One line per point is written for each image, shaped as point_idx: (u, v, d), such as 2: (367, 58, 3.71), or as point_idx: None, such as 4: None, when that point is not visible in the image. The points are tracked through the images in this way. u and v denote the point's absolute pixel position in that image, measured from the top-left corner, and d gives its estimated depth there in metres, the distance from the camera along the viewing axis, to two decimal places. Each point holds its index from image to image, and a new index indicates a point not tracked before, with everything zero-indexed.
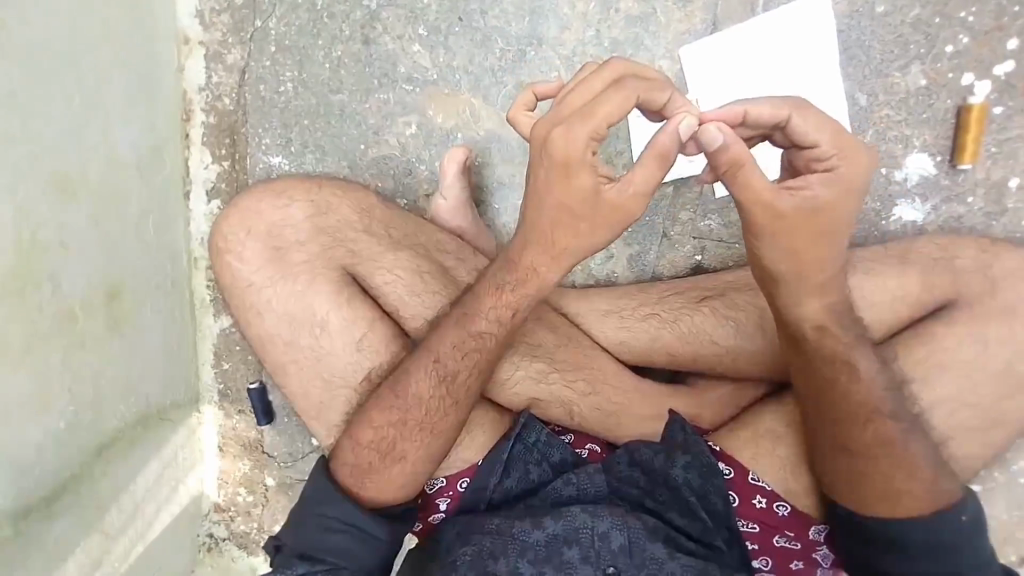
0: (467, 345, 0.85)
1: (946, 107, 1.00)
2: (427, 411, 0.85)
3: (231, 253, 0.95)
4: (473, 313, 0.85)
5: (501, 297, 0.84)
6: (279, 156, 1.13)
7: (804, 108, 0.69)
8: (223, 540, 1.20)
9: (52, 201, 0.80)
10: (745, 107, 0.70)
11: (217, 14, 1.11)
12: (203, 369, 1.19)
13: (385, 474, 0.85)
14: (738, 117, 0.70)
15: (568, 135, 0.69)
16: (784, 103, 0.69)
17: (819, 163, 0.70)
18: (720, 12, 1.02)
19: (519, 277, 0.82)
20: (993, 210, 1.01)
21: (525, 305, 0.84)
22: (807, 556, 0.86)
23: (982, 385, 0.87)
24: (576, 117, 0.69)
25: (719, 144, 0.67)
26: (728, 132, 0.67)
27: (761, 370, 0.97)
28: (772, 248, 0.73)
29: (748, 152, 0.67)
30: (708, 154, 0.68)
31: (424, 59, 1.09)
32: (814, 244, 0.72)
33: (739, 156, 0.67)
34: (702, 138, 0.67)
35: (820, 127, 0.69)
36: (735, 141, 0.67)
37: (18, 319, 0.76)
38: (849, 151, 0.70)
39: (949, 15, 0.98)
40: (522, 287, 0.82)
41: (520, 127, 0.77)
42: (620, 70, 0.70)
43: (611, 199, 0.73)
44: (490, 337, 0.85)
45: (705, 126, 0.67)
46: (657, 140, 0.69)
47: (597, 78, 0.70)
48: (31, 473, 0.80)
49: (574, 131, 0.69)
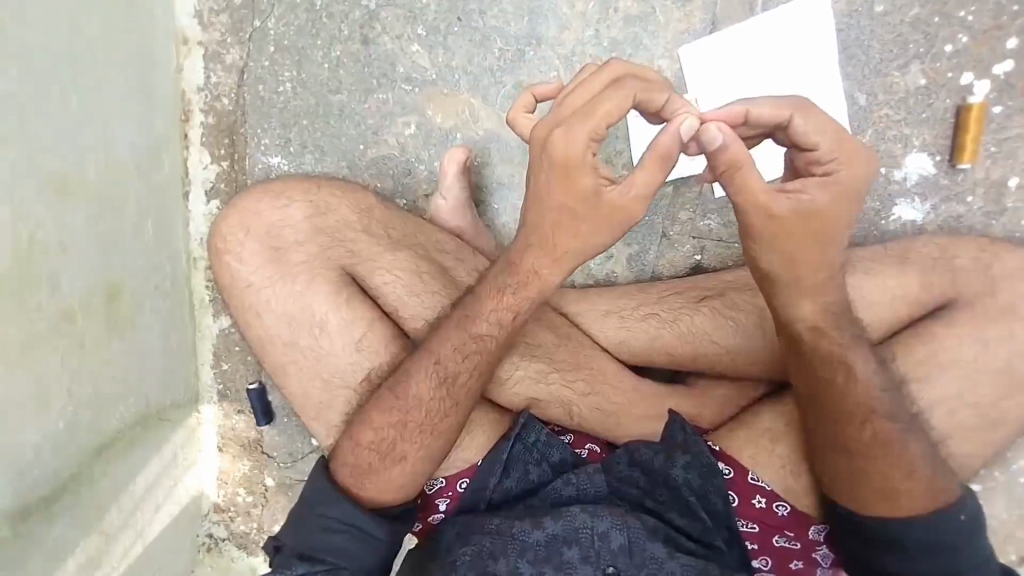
0: (467, 346, 0.85)
1: (946, 106, 1.00)
2: (427, 412, 0.85)
3: (230, 253, 0.95)
4: (474, 315, 0.85)
5: (502, 299, 0.84)
6: (278, 156, 1.13)
7: (806, 109, 0.69)
8: (223, 541, 1.20)
9: (52, 201, 0.80)
10: (746, 107, 0.69)
11: (215, 13, 1.11)
12: (202, 370, 1.19)
13: (385, 475, 0.85)
14: (740, 117, 0.70)
15: (568, 135, 0.69)
16: (787, 103, 0.69)
17: (819, 166, 0.70)
18: (720, 11, 1.02)
19: (520, 279, 0.82)
20: (992, 210, 1.01)
21: (526, 306, 0.84)
22: (807, 555, 0.86)
23: (982, 385, 0.87)
24: (575, 118, 0.69)
25: (720, 143, 0.67)
26: (728, 131, 0.67)
27: (761, 370, 0.97)
28: (771, 248, 0.73)
29: (747, 153, 0.67)
30: (709, 153, 0.68)
31: (423, 58, 1.09)
32: (813, 246, 0.72)
33: (739, 156, 0.67)
34: (702, 138, 0.67)
35: (821, 128, 0.68)
36: (735, 140, 0.67)
37: (18, 319, 0.76)
38: (848, 156, 0.69)
39: (949, 14, 0.98)
40: (524, 290, 0.82)
41: (520, 127, 0.77)
42: (620, 71, 0.70)
43: (612, 201, 0.73)
44: (490, 339, 0.85)
45: (705, 125, 0.67)
46: (659, 141, 0.69)
47: (597, 79, 0.70)
48: (30, 473, 0.80)
49: (574, 132, 0.69)
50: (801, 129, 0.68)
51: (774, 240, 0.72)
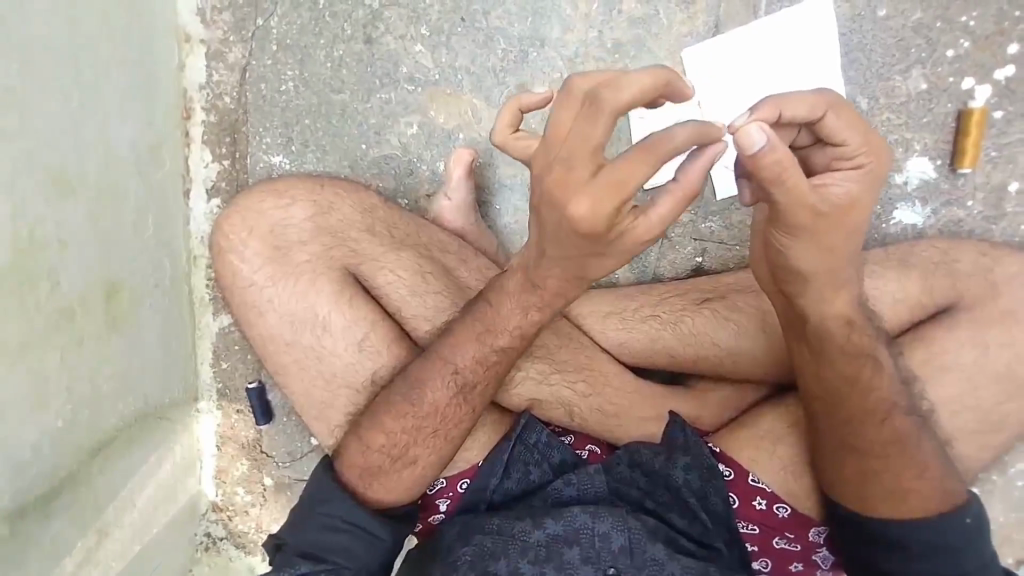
0: (490, 359, 0.84)
1: (947, 111, 1.01)
2: (442, 419, 0.85)
3: (232, 252, 0.95)
4: (496, 329, 0.84)
5: (527, 315, 0.82)
6: (280, 155, 1.13)
7: (838, 105, 0.65)
8: (220, 540, 1.20)
9: (51, 198, 0.79)
10: (782, 104, 0.64)
11: (218, 12, 1.10)
12: (202, 368, 1.18)
13: (396, 476, 0.86)
14: (773, 117, 0.64)
15: (594, 207, 0.63)
16: (822, 98, 0.65)
17: (846, 161, 0.68)
18: (723, 14, 1.02)
19: (545, 298, 0.80)
20: (992, 214, 1.01)
21: (547, 321, 0.83)
22: (807, 556, 0.88)
23: (983, 388, 0.87)
24: (600, 190, 0.62)
25: (764, 146, 0.61)
26: (770, 133, 0.61)
27: (764, 371, 0.97)
28: (804, 249, 0.70)
29: (789, 152, 0.62)
30: (748, 157, 0.62)
31: (425, 59, 1.09)
32: (845, 243, 0.71)
33: (783, 158, 0.61)
34: (738, 140, 0.61)
35: (851, 126, 0.66)
36: (776, 142, 0.61)
37: (15, 317, 0.75)
38: (875, 151, 0.67)
39: (951, 19, 0.98)
40: (548, 306, 0.81)
41: (511, 150, 0.72)
42: (611, 111, 0.58)
43: (637, 237, 0.67)
44: (513, 350, 0.84)
45: (743, 125, 0.61)
46: (686, 175, 0.64)
47: (593, 131, 0.60)
48: (28, 473, 0.80)
49: (602, 203, 0.63)
50: (827, 128, 0.66)
51: (799, 240, 0.70)
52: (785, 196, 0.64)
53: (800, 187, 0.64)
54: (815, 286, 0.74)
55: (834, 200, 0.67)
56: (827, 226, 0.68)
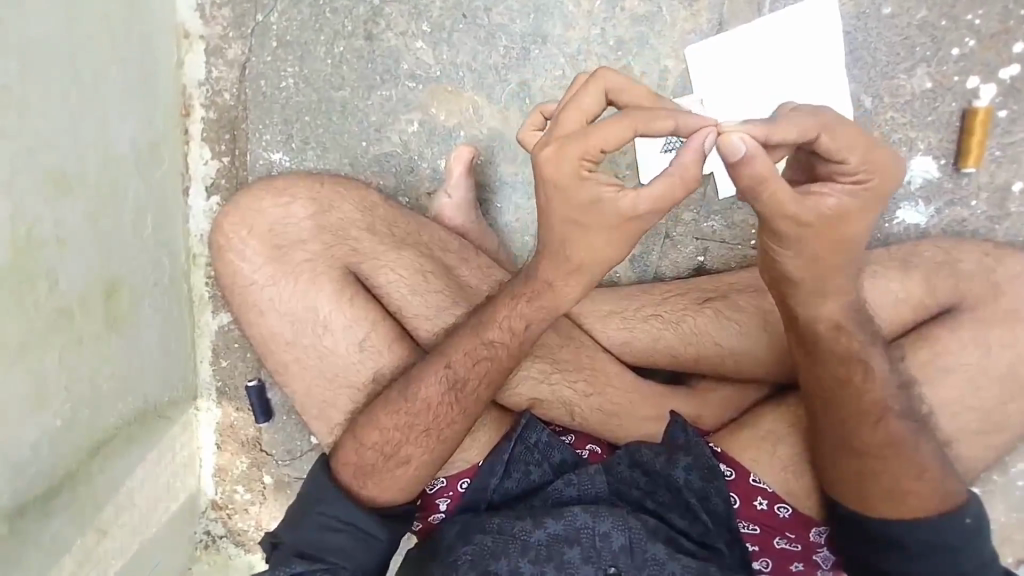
0: (479, 353, 0.85)
1: (952, 110, 1.00)
2: (434, 418, 0.85)
3: (232, 251, 0.94)
4: (486, 322, 0.85)
5: (516, 306, 0.84)
6: (280, 152, 1.12)
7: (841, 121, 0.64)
8: (220, 538, 1.19)
9: (51, 197, 0.79)
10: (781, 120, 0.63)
11: (218, 7, 1.10)
12: (201, 365, 1.18)
13: (388, 476, 0.85)
14: (759, 139, 0.63)
15: (563, 152, 0.68)
16: (823, 114, 0.64)
17: (847, 176, 0.67)
18: (727, 12, 1.02)
19: (530, 291, 0.82)
20: (995, 213, 1.01)
21: (537, 317, 0.83)
22: (807, 556, 0.87)
23: (985, 389, 0.87)
24: (574, 138, 0.68)
25: (743, 156, 0.61)
26: (751, 142, 0.61)
27: (765, 372, 0.97)
28: (796, 254, 0.71)
29: (771, 168, 0.62)
30: (731, 164, 0.63)
31: (427, 56, 1.08)
32: (843, 248, 0.71)
33: (762, 172, 0.62)
34: (722, 147, 0.62)
35: (853, 142, 0.65)
36: (758, 152, 0.61)
37: (15, 317, 0.75)
38: (877, 166, 0.66)
39: (956, 17, 0.98)
40: (535, 300, 0.83)
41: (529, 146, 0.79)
42: (603, 82, 0.71)
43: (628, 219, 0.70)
44: (502, 345, 0.85)
45: (726, 134, 0.62)
46: (682, 157, 0.66)
47: (585, 94, 0.70)
48: (26, 472, 0.79)
49: (570, 149, 0.68)
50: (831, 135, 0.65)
51: (798, 243, 0.69)
52: (775, 201, 0.64)
53: (783, 197, 0.64)
54: (802, 291, 0.75)
55: (829, 206, 0.66)
56: (820, 234, 0.68)
